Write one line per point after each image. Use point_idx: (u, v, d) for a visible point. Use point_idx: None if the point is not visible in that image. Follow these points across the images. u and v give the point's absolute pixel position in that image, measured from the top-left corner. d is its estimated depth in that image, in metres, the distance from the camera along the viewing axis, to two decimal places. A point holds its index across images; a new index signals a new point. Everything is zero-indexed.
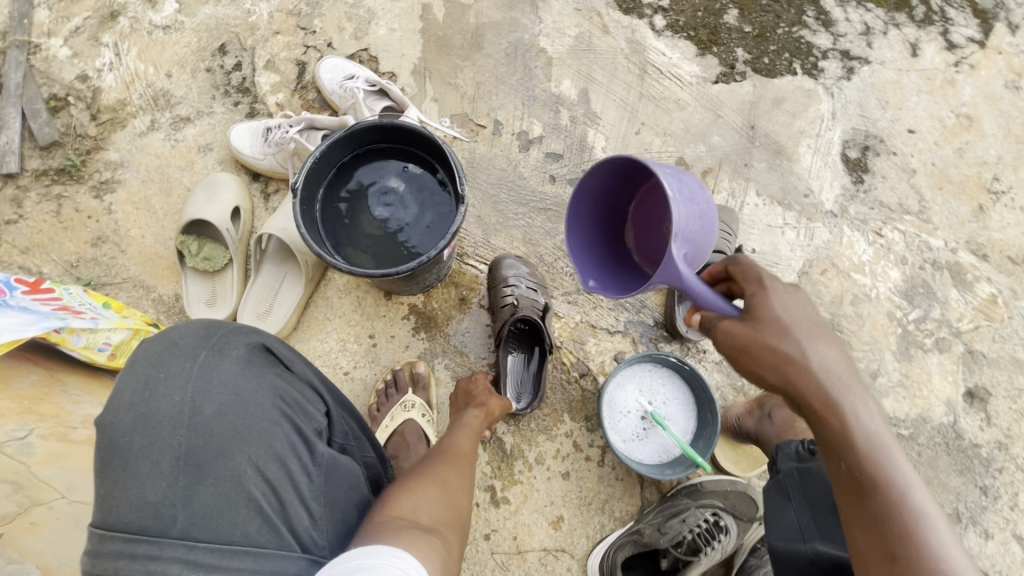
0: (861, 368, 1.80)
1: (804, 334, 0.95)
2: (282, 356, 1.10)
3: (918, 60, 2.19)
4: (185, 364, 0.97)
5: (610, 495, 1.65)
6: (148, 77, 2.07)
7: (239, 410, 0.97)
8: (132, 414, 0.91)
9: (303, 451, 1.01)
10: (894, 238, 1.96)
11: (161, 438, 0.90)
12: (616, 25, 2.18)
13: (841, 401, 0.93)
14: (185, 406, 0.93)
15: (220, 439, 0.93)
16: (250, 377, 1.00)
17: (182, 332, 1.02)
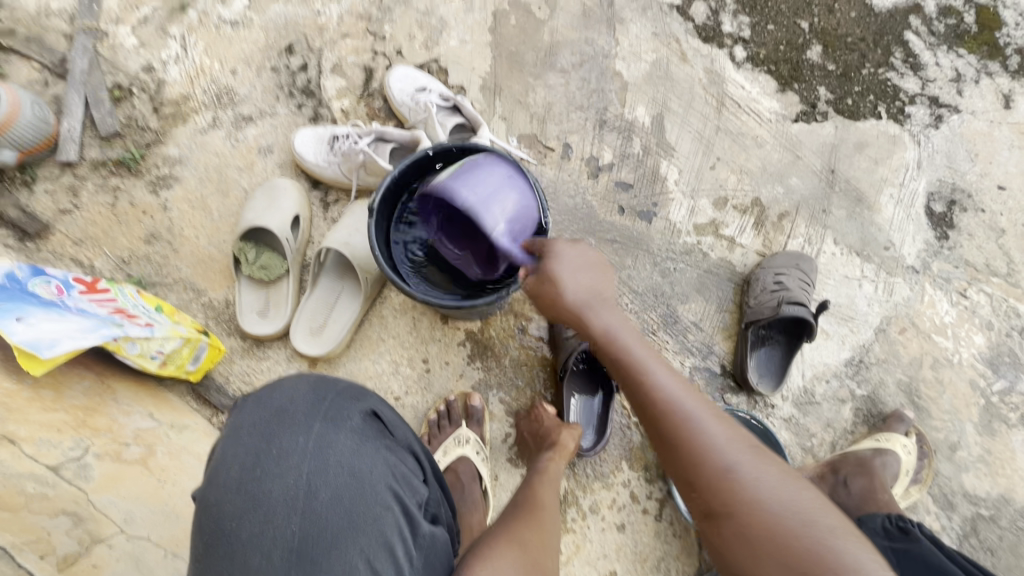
0: (939, 438, 1.69)
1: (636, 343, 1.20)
2: (388, 422, 1.07)
3: (1010, 112, 2.08)
4: (299, 439, 0.93)
5: (667, 553, 1.55)
6: (214, 73, 2.03)
7: (355, 493, 0.92)
8: (243, 497, 0.87)
9: (410, 534, 0.96)
10: (979, 301, 1.85)
11: (274, 526, 0.87)
12: (695, 53, 2.09)
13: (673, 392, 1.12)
14: (300, 489, 0.89)
15: (334, 527, 0.89)
16: (364, 453, 0.96)
17: (293, 396, 0.98)
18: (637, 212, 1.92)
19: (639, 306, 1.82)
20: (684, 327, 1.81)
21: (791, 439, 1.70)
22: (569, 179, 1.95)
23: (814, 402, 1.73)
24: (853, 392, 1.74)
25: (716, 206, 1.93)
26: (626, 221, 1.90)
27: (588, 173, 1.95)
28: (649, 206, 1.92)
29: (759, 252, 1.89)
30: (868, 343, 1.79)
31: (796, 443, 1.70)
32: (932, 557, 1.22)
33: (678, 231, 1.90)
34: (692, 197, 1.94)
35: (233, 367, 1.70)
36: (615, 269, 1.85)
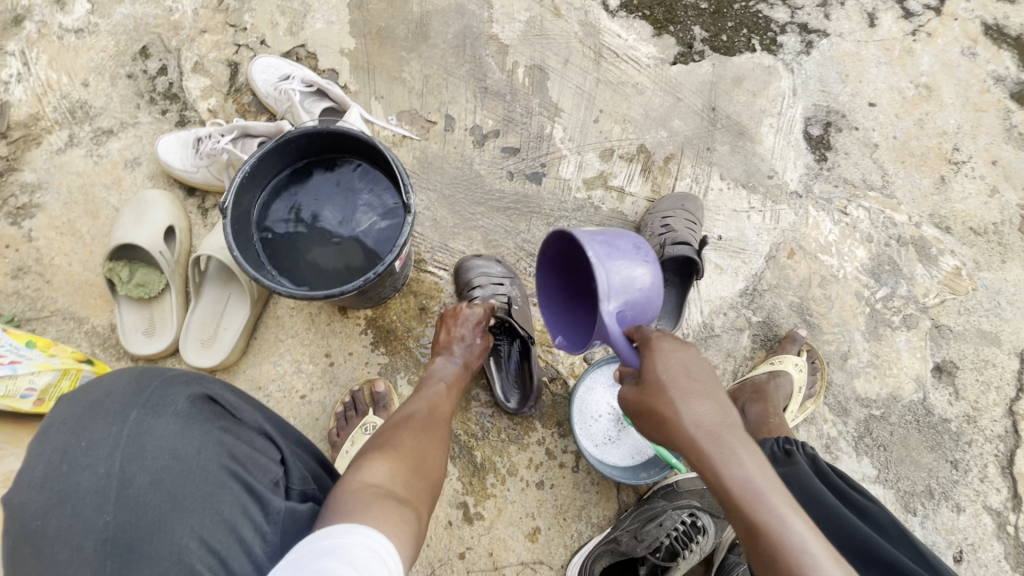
0: (831, 350, 1.78)
1: (678, 393, 0.95)
2: (228, 405, 0.98)
3: (875, 30, 2.14)
4: (111, 427, 0.83)
5: (587, 501, 1.60)
6: (63, 87, 1.90)
7: (182, 476, 0.84)
8: (46, 493, 0.76)
9: (259, 514, 0.89)
10: (859, 216, 1.93)
11: (84, 516, 0.77)
12: (568, 7, 2.07)
13: (668, 403, 0.95)
14: (112, 477, 0.79)
15: (157, 513, 0.80)
16: (193, 436, 0.88)
17: (108, 385, 0.87)
18: (526, 175, 1.91)
19: None
20: None
21: None
22: (454, 151, 1.92)
23: (714, 334, 1.79)
24: (749, 320, 1.81)
25: (603, 159, 1.94)
26: (516, 186, 1.90)
27: (473, 142, 1.93)
28: (538, 168, 1.92)
29: (648, 198, 1.93)
30: (760, 272, 1.85)
31: None
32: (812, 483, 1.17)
33: (569, 189, 1.91)
34: (578, 153, 1.94)
35: None
36: (510, 235, 1.86)
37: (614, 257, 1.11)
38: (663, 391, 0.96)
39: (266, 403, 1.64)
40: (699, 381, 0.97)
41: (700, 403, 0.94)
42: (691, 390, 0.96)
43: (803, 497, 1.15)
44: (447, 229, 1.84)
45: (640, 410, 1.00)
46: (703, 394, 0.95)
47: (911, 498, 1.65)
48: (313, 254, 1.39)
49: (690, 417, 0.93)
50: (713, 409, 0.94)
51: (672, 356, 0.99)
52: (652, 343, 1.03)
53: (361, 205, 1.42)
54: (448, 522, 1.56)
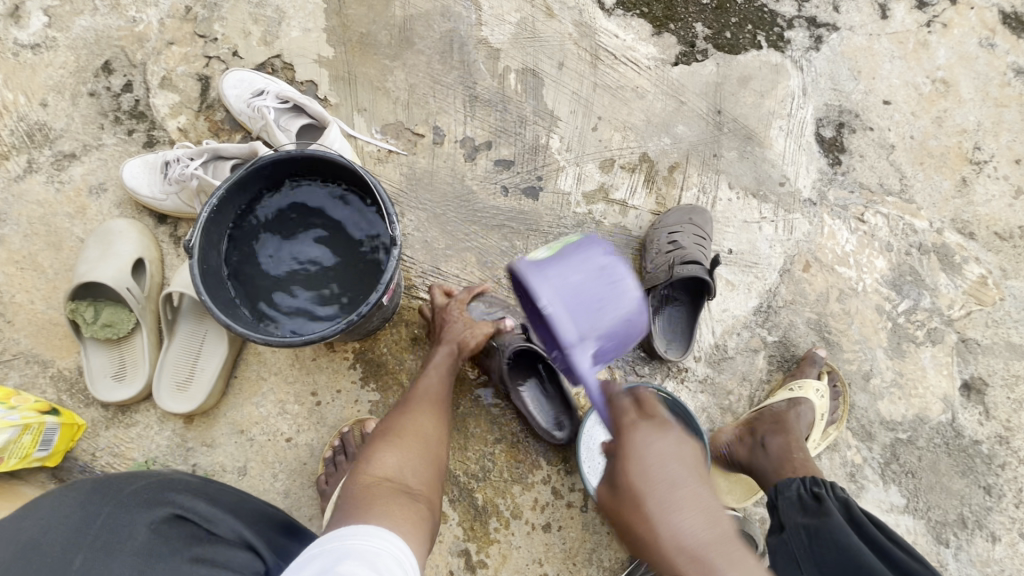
0: (852, 370, 1.67)
1: (657, 505, 0.78)
2: (197, 518, 0.95)
3: (888, 22, 2.02)
4: (52, 571, 0.79)
5: (598, 543, 1.49)
6: (20, 108, 1.76)
7: None
8: None
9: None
10: (877, 223, 1.82)
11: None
12: (561, 6, 1.93)
13: (653, 514, 0.78)
14: None
15: None
16: (145, 568, 0.84)
17: (54, 517, 0.85)
18: (522, 190, 1.79)
19: None
20: None
21: (709, 400, 1.64)
22: (444, 166, 1.79)
23: (728, 356, 1.67)
24: (765, 340, 1.69)
25: (604, 170, 1.82)
26: (511, 202, 1.77)
27: (464, 155, 1.80)
28: (534, 181, 1.79)
29: (653, 211, 1.80)
30: (774, 287, 1.73)
31: (714, 404, 1.64)
32: (850, 541, 1.06)
33: (568, 203, 1.79)
34: (577, 164, 1.82)
35: (98, 442, 1.52)
36: (507, 256, 1.73)
37: (561, 287, 1.03)
38: (648, 498, 0.79)
39: (249, 448, 1.52)
40: (681, 485, 0.80)
41: (682, 515, 0.77)
42: (675, 495, 0.79)
43: (842, 557, 1.05)
44: (438, 252, 1.71)
45: (616, 517, 0.83)
46: (689, 502, 0.78)
47: (943, 528, 1.55)
48: (291, 290, 1.27)
49: (673, 535, 0.76)
50: (704, 525, 0.76)
51: (648, 449, 0.83)
52: (621, 431, 0.88)
53: (341, 233, 1.30)
54: (449, 573, 1.44)
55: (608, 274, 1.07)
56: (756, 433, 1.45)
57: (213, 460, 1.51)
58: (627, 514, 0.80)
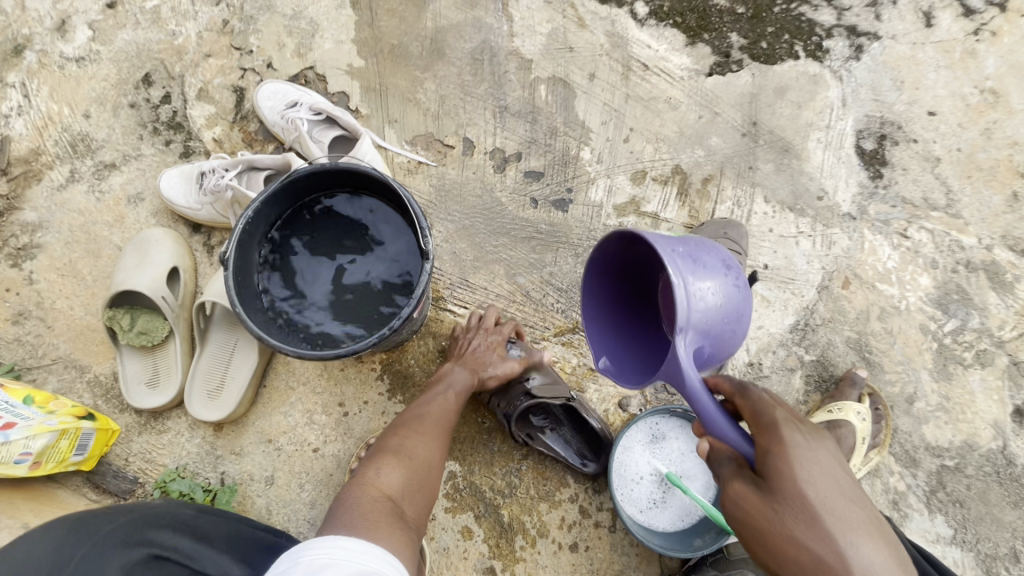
0: (895, 392, 1.60)
1: (837, 525, 0.74)
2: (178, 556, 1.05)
3: (933, 30, 1.95)
4: None
5: (626, 565, 1.46)
6: (64, 119, 1.82)
7: None
8: None
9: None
10: (921, 239, 1.75)
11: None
12: (593, 16, 1.92)
13: (835, 538, 0.73)
14: None
15: None
16: None
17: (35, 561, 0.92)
18: (552, 202, 1.77)
19: (567, 303, 1.69)
20: None
21: None
22: (474, 177, 1.79)
23: (763, 376, 1.62)
24: (802, 359, 1.63)
25: (635, 182, 1.79)
26: (541, 213, 1.75)
27: (494, 167, 1.80)
28: (564, 193, 1.77)
29: (686, 224, 1.77)
30: (812, 304, 1.68)
31: None
32: None
33: (599, 215, 1.76)
34: (608, 176, 1.79)
35: (131, 447, 1.54)
36: (536, 268, 1.71)
37: (701, 275, 0.99)
38: (819, 519, 0.74)
39: (277, 457, 1.53)
40: (858, 508, 0.75)
41: (867, 542, 0.73)
42: (850, 519, 0.74)
43: None
44: (467, 263, 1.70)
45: (766, 543, 0.78)
46: (871, 531, 0.74)
47: (993, 562, 1.47)
48: (323, 304, 1.28)
49: (862, 561, 0.71)
50: (891, 560, 0.72)
51: (814, 459, 0.78)
52: (773, 431, 0.82)
53: (373, 247, 1.30)
54: None
55: (732, 273, 1.06)
56: None
57: (242, 468, 1.52)
58: (795, 527, 0.75)
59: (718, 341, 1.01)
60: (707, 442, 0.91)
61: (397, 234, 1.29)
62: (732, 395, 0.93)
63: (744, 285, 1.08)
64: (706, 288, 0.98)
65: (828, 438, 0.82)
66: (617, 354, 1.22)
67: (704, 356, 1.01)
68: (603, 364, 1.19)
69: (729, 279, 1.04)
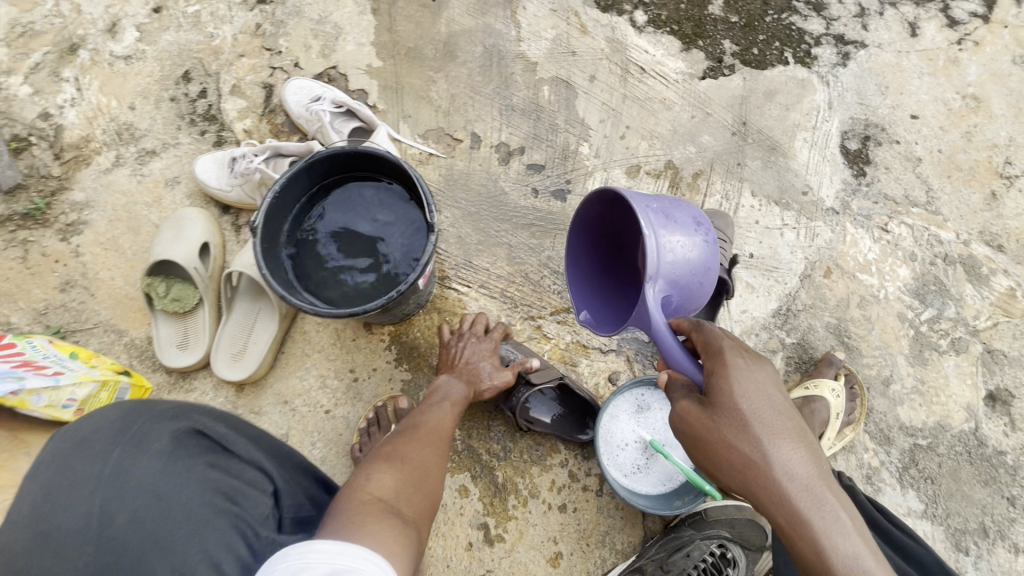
0: (872, 374, 1.69)
1: (765, 432, 0.91)
2: (221, 436, 0.89)
3: (917, 40, 2.06)
4: (92, 466, 0.75)
5: (611, 526, 1.55)
6: (112, 111, 2.01)
7: (167, 516, 0.76)
8: (30, 532, 0.69)
9: (248, 554, 0.81)
10: (901, 233, 1.84)
11: (62, 563, 0.69)
12: (595, 24, 2.07)
13: (762, 445, 0.91)
14: (91, 522, 0.71)
15: (140, 555, 0.72)
16: (179, 474, 0.80)
17: (92, 419, 0.78)
18: (552, 192, 1.90)
19: (563, 285, 1.81)
20: None
21: None
22: (480, 168, 1.93)
23: None
24: (783, 341, 1.74)
25: (630, 175, 1.92)
26: (541, 203, 1.89)
27: (499, 159, 1.94)
28: (563, 185, 1.91)
29: None
30: (794, 291, 1.78)
31: None
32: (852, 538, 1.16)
33: None
34: (605, 170, 1.93)
35: None
36: (535, 252, 1.84)
37: (671, 229, 1.16)
38: (747, 428, 0.92)
39: (292, 417, 1.66)
40: (784, 419, 0.93)
41: (787, 445, 0.91)
42: (775, 427, 0.92)
43: None
44: (471, 246, 1.84)
45: (706, 448, 0.97)
46: (792, 435, 0.92)
47: (962, 535, 1.55)
48: (339, 273, 1.42)
49: (783, 463, 0.89)
50: (806, 457, 0.90)
51: (749, 377, 0.96)
52: (720, 358, 0.99)
53: (385, 222, 1.45)
54: (469, 543, 1.53)
55: (703, 229, 1.21)
56: None
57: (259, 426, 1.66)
58: (730, 436, 0.93)
59: (686, 291, 1.17)
60: (667, 374, 1.08)
61: (407, 213, 1.44)
62: (691, 332, 1.08)
63: (715, 239, 1.21)
64: (675, 242, 1.14)
65: (766, 363, 0.98)
66: (596, 308, 1.43)
67: (673, 303, 1.18)
68: (584, 316, 1.40)
69: (699, 233, 1.18)
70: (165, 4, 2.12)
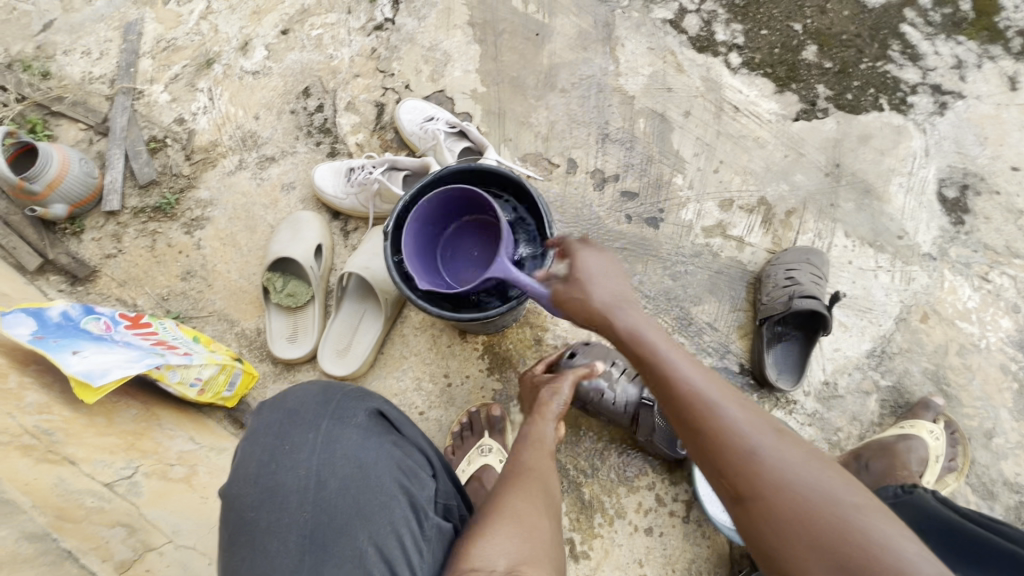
0: (973, 425, 1.65)
1: (606, 298, 1.14)
2: (395, 421, 1.07)
3: (1017, 94, 2.07)
4: (309, 434, 0.95)
5: (697, 555, 1.54)
6: (238, 119, 2.19)
7: (361, 484, 0.93)
8: (260, 486, 0.90)
9: (416, 526, 0.94)
10: (1002, 283, 1.82)
11: (288, 514, 0.89)
12: (691, 63, 2.15)
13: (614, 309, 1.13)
14: (309, 481, 0.91)
15: (343, 516, 0.90)
16: (370, 448, 0.97)
17: (303, 399, 1.00)
18: (645, 220, 1.96)
19: (652, 310, 1.86)
20: (698, 328, 1.84)
21: (817, 434, 1.68)
22: (575, 193, 2.02)
23: (838, 395, 1.71)
24: (877, 383, 1.72)
25: (722, 208, 1.96)
26: (634, 228, 1.95)
27: (593, 185, 2.02)
28: (656, 213, 1.97)
29: (768, 250, 1.91)
30: (889, 334, 1.77)
31: (822, 438, 1.68)
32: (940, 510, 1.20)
33: (687, 235, 1.94)
34: (698, 201, 1.98)
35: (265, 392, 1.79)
36: (625, 276, 1.89)
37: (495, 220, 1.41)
38: (679, 367, 1.02)
39: None
40: (613, 285, 1.15)
41: (627, 310, 1.12)
42: (612, 292, 1.15)
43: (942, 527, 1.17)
44: None
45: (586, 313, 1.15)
46: (628, 302, 1.13)
47: None
48: None
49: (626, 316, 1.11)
50: (643, 317, 1.11)
51: (595, 260, 1.18)
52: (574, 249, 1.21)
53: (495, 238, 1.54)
54: None
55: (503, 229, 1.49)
56: (861, 457, 1.54)
57: None
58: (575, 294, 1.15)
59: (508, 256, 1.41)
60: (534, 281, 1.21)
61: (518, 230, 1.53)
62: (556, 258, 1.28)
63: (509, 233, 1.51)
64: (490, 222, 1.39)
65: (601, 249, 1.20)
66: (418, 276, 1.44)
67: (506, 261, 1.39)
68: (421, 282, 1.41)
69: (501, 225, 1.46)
70: (292, 26, 2.31)
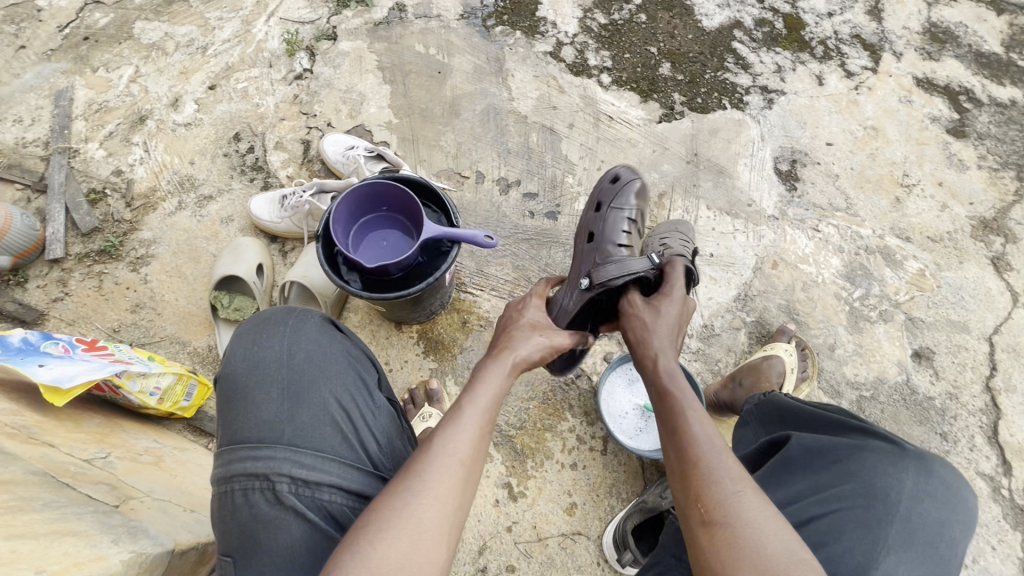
0: (819, 342, 2.06)
1: (694, 415, 1.21)
2: (346, 328, 1.31)
3: (824, 88, 2.62)
4: (280, 326, 1.20)
5: (616, 478, 1.82)
6: (175, 166, 2.41)
7: (323, 356, 1.17)
8: (245, 360, 1.14)
9: (368, 395, 1.18)
10: (830, 232, 2.28)
11: (269, 375, 1.12)
12: (570, 85, 2.58)
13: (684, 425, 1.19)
14: (283, 353, 1.15)
15: (310, 375, 1.13)
16: (327, 336, 1.22)
17: (273, 310, 1.26)
18: (545, 214, 2.32)
19: None
20: None
21: (702, 367, 2.04)
22: (485, 198, 2.35)
23: (715, 333, 2.09)
24: (744, 320, 2.11)
25: None
26: (537, 222, 2.30)
27: (499, 190, 2.37)
28: (554, 207, 2.33)
29: (648, 226, 2.31)
30: (749, 281, 2.17)
31: (707, 369, 2.03)
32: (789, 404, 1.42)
33: None
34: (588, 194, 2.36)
35: None
36: (534, 260, 2.22)
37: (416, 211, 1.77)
38: (715, 462, 1.09)
39: None
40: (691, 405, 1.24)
41: (694, 424, 1.18)
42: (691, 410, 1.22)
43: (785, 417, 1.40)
44: (481, 258, 2.21)
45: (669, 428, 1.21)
46: (699, 417, 1.20)
47: None
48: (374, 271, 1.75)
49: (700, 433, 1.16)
50: (707, 428, 1.17)
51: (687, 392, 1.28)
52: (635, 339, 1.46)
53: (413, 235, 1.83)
54: (496, 500, 1.78)
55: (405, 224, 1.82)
56: (736, 378, 1.85)
57: None
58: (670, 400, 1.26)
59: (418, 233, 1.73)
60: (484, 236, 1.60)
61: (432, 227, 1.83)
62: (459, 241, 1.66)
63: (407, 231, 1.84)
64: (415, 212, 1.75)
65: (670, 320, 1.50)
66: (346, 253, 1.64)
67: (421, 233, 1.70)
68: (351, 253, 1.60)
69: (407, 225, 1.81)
70: (218, 82, 2.57)
